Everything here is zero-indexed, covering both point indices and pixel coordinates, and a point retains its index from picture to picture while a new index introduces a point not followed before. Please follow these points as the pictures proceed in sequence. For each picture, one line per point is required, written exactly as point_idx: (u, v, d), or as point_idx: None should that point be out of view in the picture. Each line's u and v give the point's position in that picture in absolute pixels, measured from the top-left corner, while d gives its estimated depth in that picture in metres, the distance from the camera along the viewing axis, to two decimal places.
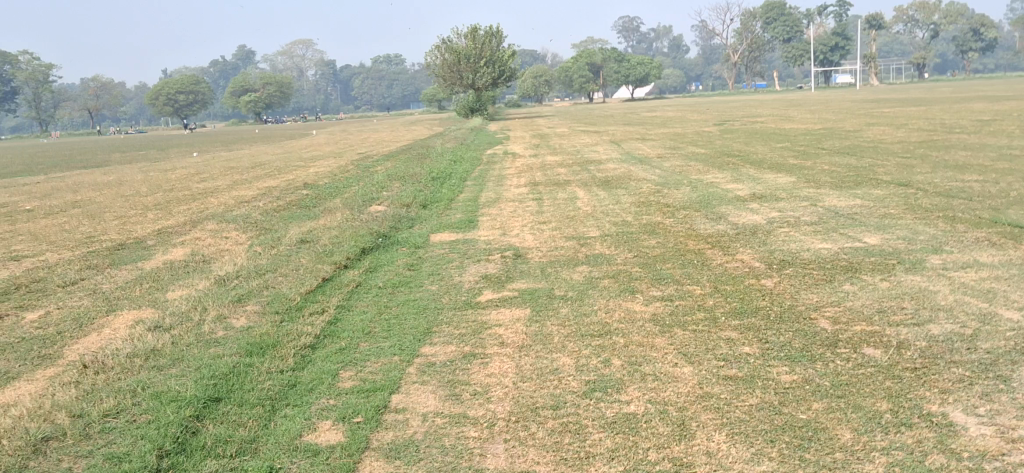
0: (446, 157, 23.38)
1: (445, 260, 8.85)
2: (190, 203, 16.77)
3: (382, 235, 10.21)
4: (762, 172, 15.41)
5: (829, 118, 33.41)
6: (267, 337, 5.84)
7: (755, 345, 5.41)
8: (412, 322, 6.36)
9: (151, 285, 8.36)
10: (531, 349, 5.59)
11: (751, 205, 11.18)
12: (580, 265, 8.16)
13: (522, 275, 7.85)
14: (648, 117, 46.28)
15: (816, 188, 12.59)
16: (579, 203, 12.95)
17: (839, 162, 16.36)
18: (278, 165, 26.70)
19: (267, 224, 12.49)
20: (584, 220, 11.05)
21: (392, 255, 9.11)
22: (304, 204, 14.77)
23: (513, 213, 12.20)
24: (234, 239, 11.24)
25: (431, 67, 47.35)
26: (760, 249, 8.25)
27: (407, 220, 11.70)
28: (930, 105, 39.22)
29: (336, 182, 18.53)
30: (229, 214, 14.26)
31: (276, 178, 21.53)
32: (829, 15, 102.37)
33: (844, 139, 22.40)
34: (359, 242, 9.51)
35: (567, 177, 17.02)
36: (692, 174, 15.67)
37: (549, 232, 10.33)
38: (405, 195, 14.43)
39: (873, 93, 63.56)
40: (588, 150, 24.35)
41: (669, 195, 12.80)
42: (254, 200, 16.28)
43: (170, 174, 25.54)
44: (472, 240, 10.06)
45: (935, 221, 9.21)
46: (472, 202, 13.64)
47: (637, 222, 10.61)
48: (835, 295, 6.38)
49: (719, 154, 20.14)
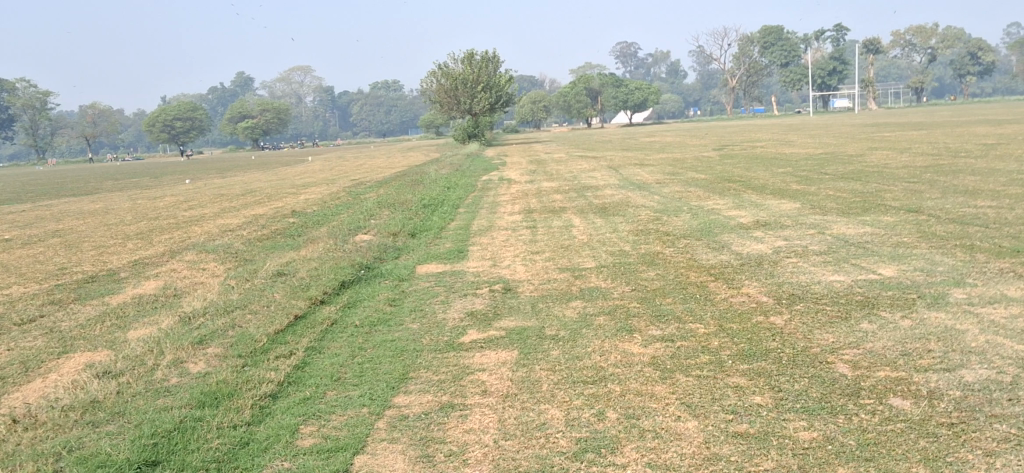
0: (440, 183, 22.87)
1: (429, 294, 8.29)
2: (173, 232, 16.18)
3: (365, 267, 9.65)
4: (765, 198, 14.88)
5: (829, 142, 32.96)
6: (223, 385, 5.27)
7: (767, 395, 4.82)
8: (388, 366, 5.78)
9: (113, 323, 7.78)
10: (517, 398, 5.01)
11: (756, 233, 10.63)
12: (575, 300, 7.58)
13: (511, 311, 7.28)
14: (646, 142, 45.85)
15: (821, 215, 12.06)
16: (574, 231, 12.41)
17: (844, 188, 15.85)
18: (269, 192, 26.15)
19: (247, 255, 11.94)
20: (580, 250, 10.49)
21: (373, 289, 8.53)
22: (289, 233, 14.24)
23: (505, 242, 11.66)
24: (210, 271, 10.69)
25: (427, 93, 46.91)
26: (767, 282, 7.69)
27: (393, 250, 11.13)
28: (932, 129, 38.77)
29: (325, 210, 17.99)
30: (211, 244, 13.69)
31: (265, 205, 20.98)
32: (827, 40, 102.24)
33: (847, 163, 21.91)
34: (339, 275, 8.93)
35: (563, 203, 16.50)
36: (692, 200, 15.12)
37: (541, 262, 9.77)
38: (393, 223, 13.89)
39: (872, 118, 63.24)
40: (585, 175, 23.86)
41: (669, 222, 12.27)
42: (238, 229, 15.74)
43: (158, 202, 24.99)
44: (460, 272, 9.49)
45: (952, 249, 8.65)
46: (464, 231, 13.09)
47: (635, 251, 10.06)
48: (853, 335, 5.80)
49: (720, 179, 19.63)
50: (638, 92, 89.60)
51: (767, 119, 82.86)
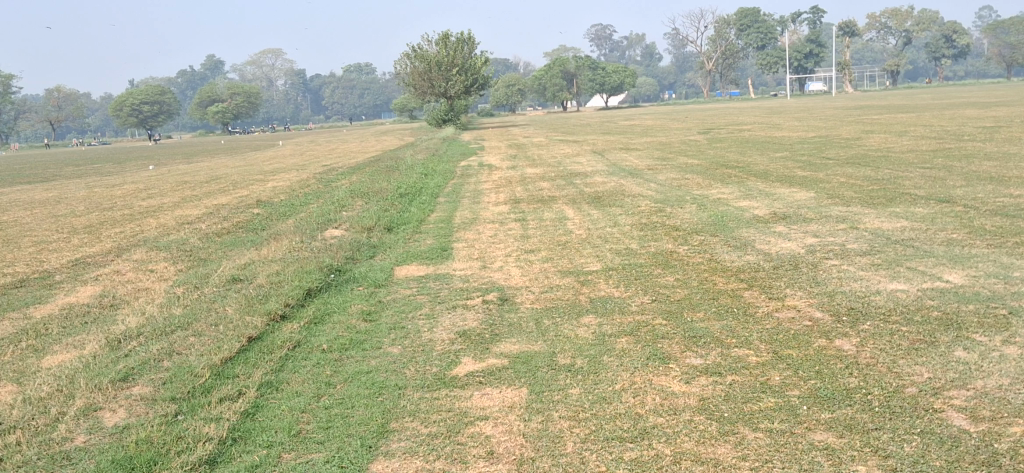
0: (417, 169, 21.58)
1: (411, 306, 6.99)
2: (125, 225, 14.78)
3: (336, 270, 8.34)
4: (772, 185, 13.69)
5: (819, 125, 31.89)
6: (144, 448, 3.99)
7: (873, 463, 3.60)
8: (362, 413, 4.50)
9: (29, 344, 6.44)
10: (536, 466, 3.76)
11: (777, 229, 9.39)
12: (587, 315, 6.31)
13: (511, 330, 6.00)
14: (627, 125, 44.63)
15: (843, 205, 10.87)
16: (569, 224, 11.14)
17: (854, 174, 14.68)
18: (236, 179, 24.74)
19: (202, 254, 10.58)
20: (580, 248, 9.28)
21: (345, 300, 7.23)
22: (252, 227, 12.87)
23: (494, 239, 10.36)
24: (157, 275, 9.34)
25: (401, 76, 45.46)
26: (815, 291, 6.44)
27: (367, 248, 9.86)
28: (920, 111, 37.78)
29: (293, 200, 16.60)
30: (164, 239, 12.34)
31: (229, 194, 19.59)
32: (803, 23, 101.60)
33: (846, 147, 20.78)
34: (304, 281, 7.63)
35: (552, 192, 15.24)
36: (694, 189, 13.94)
37: (538, 264, 8.48)
38: (367, 215, 12.56)
39: (853, 100, 62.39)
40: (570, 161, 22.64)
41: (674, 215, 11.02)
42: (197, 222, 14.35)
43: (116, 190, 23.51)
44: (445, 277, 8.20)
45: (1017, 247, 7.46)
46: (446, 225, 11.78)
47: (644, 250, 8.79)
48: (953, 368, 4.56)
49: (715, 165, 18.46)
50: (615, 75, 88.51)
51: (744, 103, 82.11)
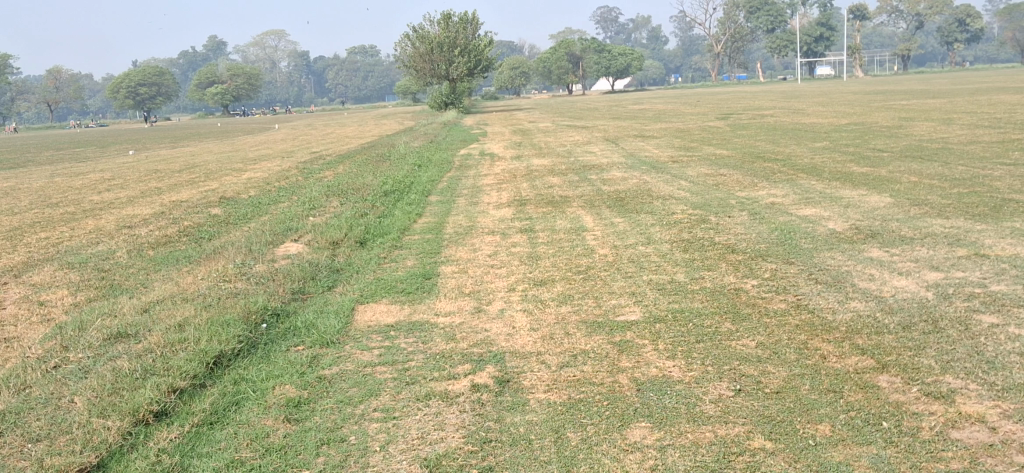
0: (409, 159, 19.24)
1: (364, 390, 4.60)
2: (56, 228, 12.43)
3: (269, 318, 5.97)
4: (831, 186, 11.33)
5: (847, 111, 29.43)
6: None
7: None
8: None
9: None
10: None
11: (874, 254, 6.99)
12: (637, 423, 3.93)
13: (516, 458, 3.63)
14: (637, 110, 41.99)
15: (940, 218, 8.47)
16: (589, 238, 8.78)
17: (925, 172, 12.28)
18: (211, 168, 22.35)
19: (117, 277, 8.21)
20: (610, 279, 6.92)
21: (266, 378, 4.85)
22: (198, 236, 10.49)
23: (494, 261, 7.96)
24: (42, 310, 6.98)
25: (401, 57, 42.92)
26: (1000, 386, 4.07)
27: (325, 274, 7.49)
28: (954, 97, 35.17)
29: (262, 198, 14.22)
30: (84, 252, 9.98)
31: (195, 187, 17.21)
32: (814, 6, 98.82)
33: (893, 137, 18.35)
34: (215, 343, 5.24)
35: (564, 190, 12.90)
36: (735, 189, 11.55)
37: (553, 308, 6.11)
38: (339, 221, 10.23)
39: (871, 85, 59.72)
40: (580, 150, 20.30)
41: (723, 228, 8.63)
42: (139, 225, 11.98)
43: (77, 180, 21.15)
44: (421, 327, 5.82)
45: None
46: (435, 236, 9.38)
47: (698, 287, 6.40)
48: None
49: (748, 157, 16.08)
50: (622, 57, 85.73)
51: (753, 87, 79.36)
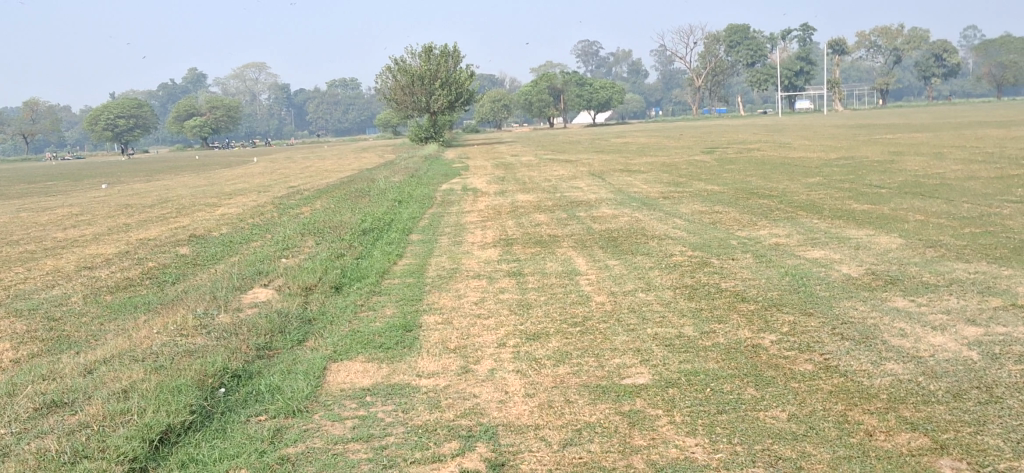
0: (389, 194, 18.58)
1: None
2: (12, 269, 11.66)
3: (227, 381, 5.26)
4: (835, 225, 10.72)
5: (833, 145, 29.01)
6: None
7: None
8: None
9: None
10: None
11: (899, 305, 6.37)
12: None
13: None
14: (620, 144, 41.53)
15: (962, 262, 7.86)
16: (584, 283, 8.13)
17: (928, 210, 11.70)
18: (184, 204, 21.62)
19: (66, 327, 7.47)
20: (611, 332, 6.25)
21: (220, 456, 4.16)
22: (162, 280, 9.74)
23: (481, 310, 7.28)
24: None
25: (381, 89, 42.37)
26: None
27: (295, 326, 6.79)
28: (939, 131, 34.84)
29: (234, 236, 13.51)
30: (36, 297, 9.22)
31: (165, 223, 16.47)
32: (794, 40, 99.21)
33: (887, 172, 17.83)
34: (163, 414, 4.53)
35: (551, 228, 12.27)
36: (733, 228, 10.94)
37: (550, 368, 5.43)
38: (313, 263, 9.55)
39: (851, 120, 59.57)
40: (566, 185, 19.70)
41: (728, 273, 7.99)
42: (102, 267, 11.24)
43: (45, 216, 20.36)
44: (400, 393, 5.13)
45: None
46: (416, 281, 8.72)
47: (710, 343, 5.74)
48: None
49: (740, 193, 15.53)
50: (603, 90, 85.48)
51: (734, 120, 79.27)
